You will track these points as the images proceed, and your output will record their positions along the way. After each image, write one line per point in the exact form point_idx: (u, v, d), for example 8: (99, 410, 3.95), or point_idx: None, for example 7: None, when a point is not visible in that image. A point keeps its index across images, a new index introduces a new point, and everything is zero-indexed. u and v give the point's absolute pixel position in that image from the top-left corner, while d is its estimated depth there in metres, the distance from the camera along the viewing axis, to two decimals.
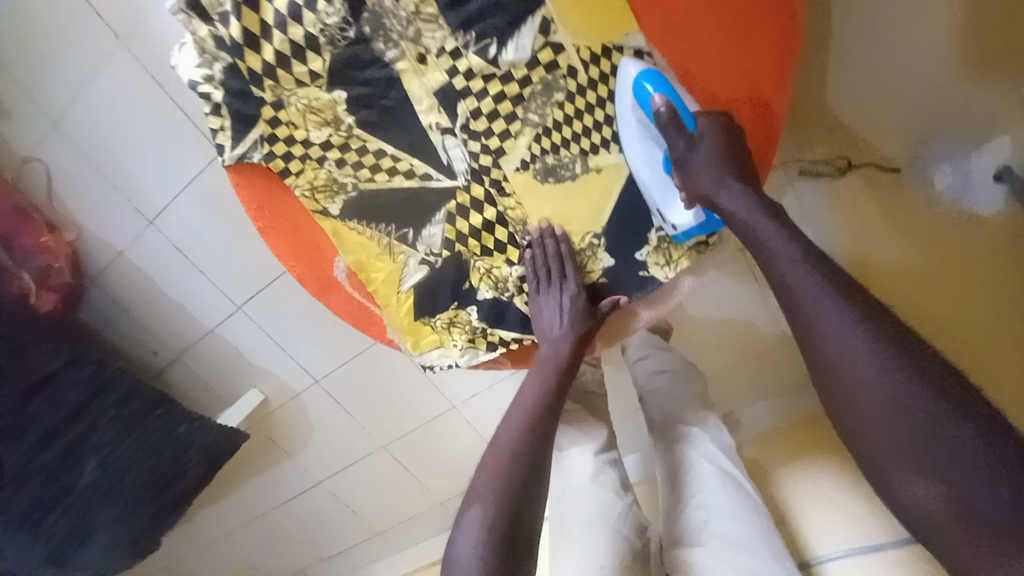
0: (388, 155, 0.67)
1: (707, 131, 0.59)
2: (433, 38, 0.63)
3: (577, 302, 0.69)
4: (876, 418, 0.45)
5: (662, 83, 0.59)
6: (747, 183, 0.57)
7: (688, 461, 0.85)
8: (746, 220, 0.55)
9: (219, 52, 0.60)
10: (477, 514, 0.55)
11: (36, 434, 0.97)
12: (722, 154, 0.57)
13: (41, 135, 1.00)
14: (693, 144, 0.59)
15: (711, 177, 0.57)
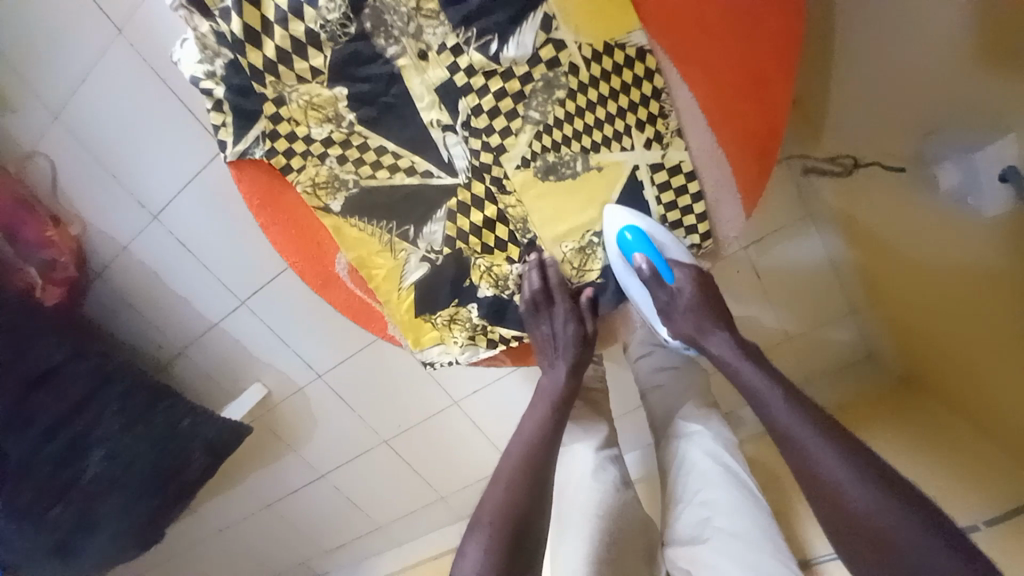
0: (389, 152, 0.67)
1: (688, 286, 0.70)
2: (434, 35, 0.62)
3: (568, 331, 0.73)
4: (820, 462, 0.57)
5: (643, 244, 0.67)
6: (728, 331, 0.69)
7: (683, 453, 0.86)
8: (730, 362, 0.67)
9: (220, 48, 0.61)
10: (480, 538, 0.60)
11: (43, 425, 0.99)
12: (701, 305, 0.70)
13: (44, 130, 1.02)
14: (673, 296, 0.71)
15: (691, 327, 0.71)
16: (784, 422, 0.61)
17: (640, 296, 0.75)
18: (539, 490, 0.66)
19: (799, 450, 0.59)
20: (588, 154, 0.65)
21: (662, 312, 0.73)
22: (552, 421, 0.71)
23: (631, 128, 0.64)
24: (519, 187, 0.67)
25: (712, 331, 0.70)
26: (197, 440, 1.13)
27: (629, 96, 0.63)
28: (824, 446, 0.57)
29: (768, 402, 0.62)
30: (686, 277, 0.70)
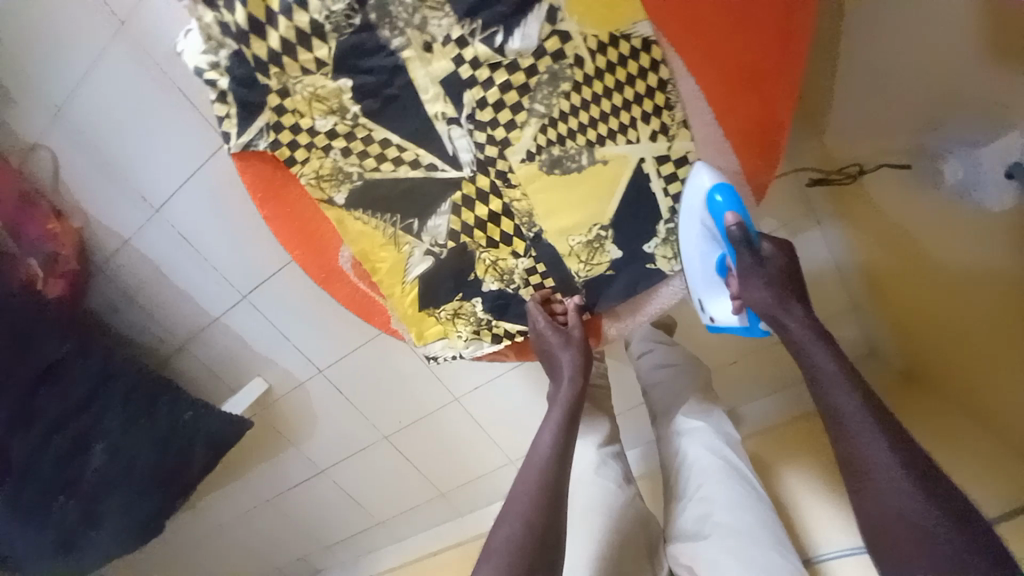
0: (393, 145, 0.66)
1: (775, 255, 0.66)
2: (439, 26, 0.61)
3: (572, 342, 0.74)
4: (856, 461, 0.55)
5: (735, 201, 0.63)
6: (806, 307, 0.64)
7: (684, 451, 0.86)
8: (801, 345, 0.62)
9: (225, 39, 0.61)
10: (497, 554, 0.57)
11: (47, 419, 0.99)
12: (783, 279, 0.64)
13: (47, 123, 1.02)
14: (761, 262, 0.65)
15: (770, 299, 0.64)
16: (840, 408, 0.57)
17: (710, 266, 0.70)
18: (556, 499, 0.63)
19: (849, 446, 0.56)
20: (593, 147, 0.65)
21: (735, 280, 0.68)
22: (568, 428, 0.70)
23: (636, 120, 0.64)
24: (524, 181, 0.67)
25: (795, 305, 0.63)
26: (202, 434, 1.13)
27: (634, 88, 0.63)
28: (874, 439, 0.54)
29: (833, 390, 0.58)
30: (773, 246, 0.66)
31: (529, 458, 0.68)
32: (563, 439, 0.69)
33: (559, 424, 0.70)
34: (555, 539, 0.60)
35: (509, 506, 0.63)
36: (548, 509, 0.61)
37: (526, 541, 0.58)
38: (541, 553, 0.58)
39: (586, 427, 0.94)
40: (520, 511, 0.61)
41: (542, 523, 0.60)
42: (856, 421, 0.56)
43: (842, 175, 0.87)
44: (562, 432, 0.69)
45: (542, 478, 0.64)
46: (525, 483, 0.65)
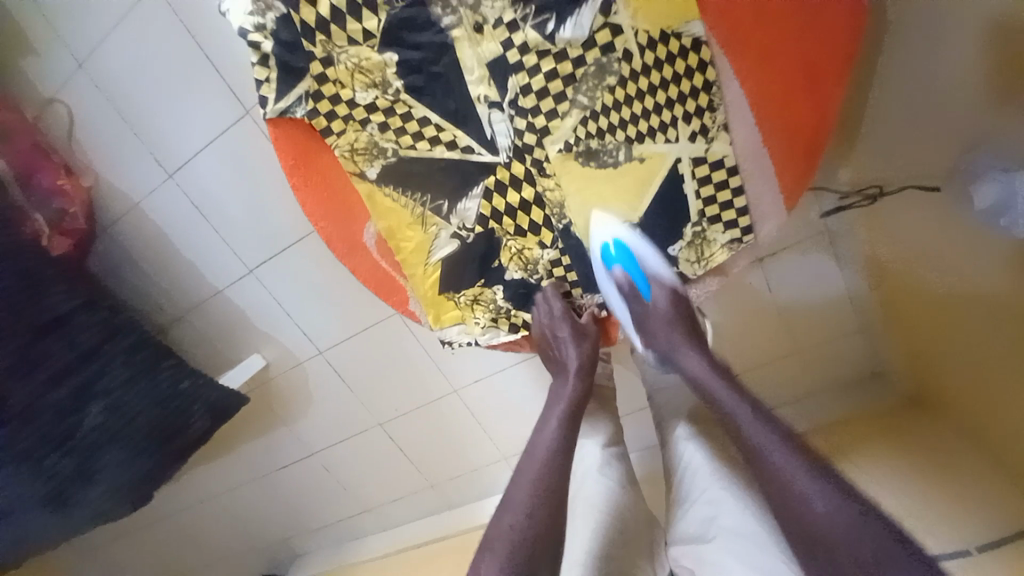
0: (432, 124, 0.66)
1: (665, 303, 0.73)
2: (492, 8, 0.61)
3: (585, 338, 0.75)
4: (788, 484, 0.56)
5: (623, 258, 0.71)
6: (701, 351, 0.71)
7: (682, 457, 0.87)
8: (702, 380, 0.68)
9: (274, 2, 0.61)
10: (497, 553, 0.56)
11: (48, 372, 0.97)
12: (674, 323, 0.73)
13: (68, 76, 1.01)
14: (648, 311, 0.74)
15: (665, 340, 0.73)
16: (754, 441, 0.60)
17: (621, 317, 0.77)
18: (557, 498, 0.62)
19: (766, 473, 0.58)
20: (632, 144, 0.65)
21: (638, 325, 0.75)
22: (570, 423, 0.70)
23: (677, 120, 0.64)
24: (559, 171, 0.67)
25: (688, 348, 0.72)
26: (199, 402, 1.12)
27: (679, 87, 0.63)
28: (796, 466, 0.57)
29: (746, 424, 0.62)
30: (663, 294, 0.72)
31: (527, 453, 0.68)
32: (565, 433, 0.68)
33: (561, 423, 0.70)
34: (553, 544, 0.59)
35: (505, 503, 0.62)
36: (548, 506, 0.60)
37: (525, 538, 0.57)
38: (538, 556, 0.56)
39: (591, 426, 0.95)
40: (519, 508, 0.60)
41: (540, 523, 0.59)
42: (781, 461, 0.58)
43: (864, 197, 0.89)
44: (565, 428, 0.69)
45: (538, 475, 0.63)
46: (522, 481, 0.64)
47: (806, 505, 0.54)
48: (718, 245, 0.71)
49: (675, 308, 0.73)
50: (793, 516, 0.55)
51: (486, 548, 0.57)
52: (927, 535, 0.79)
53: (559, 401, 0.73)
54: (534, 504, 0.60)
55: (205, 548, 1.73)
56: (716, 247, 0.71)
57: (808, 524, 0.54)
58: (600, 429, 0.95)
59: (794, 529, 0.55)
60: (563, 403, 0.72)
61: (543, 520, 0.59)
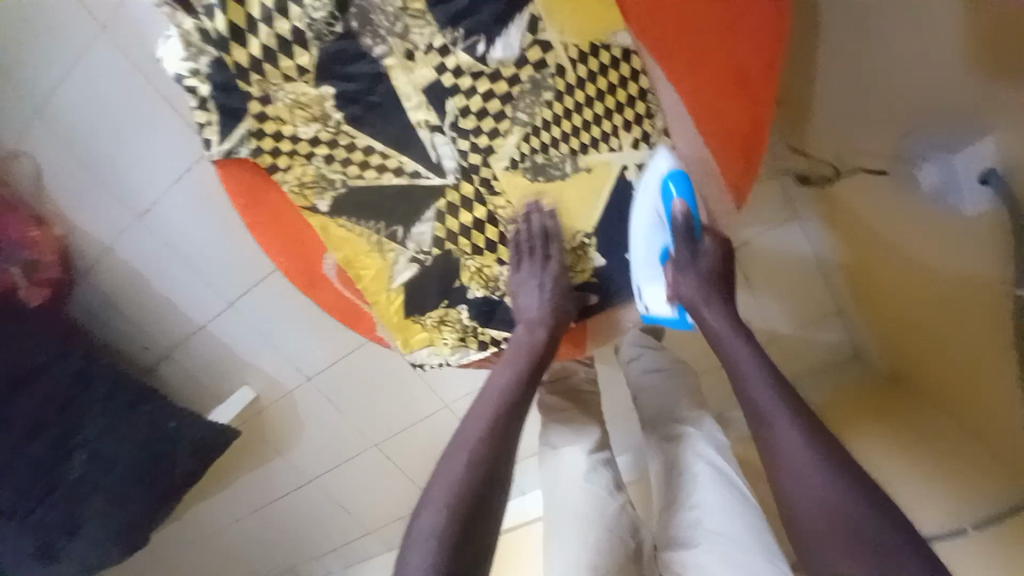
0: (377, 152, 0.66)
1: (710, 252, 0.69)
2: (421, 35, 0.62)
3: (558, 283, 0.69)
4: (803, 489, 0.54)
5: (684, 187, 0.66)
6: (729, 304, 0.68)
7: (684, 460, 0.85)
8: (723, 336, 0.66)
9: (206, 46, 0.59)
10: (432, 516, 0.53)
11: (25, 427, 0.96)
12: (715, 272, 0.68)
13: (24, 125, 0.99)
14: (695, 254, 0.68)
15: (697, 293, 0.67)
16: (766, 421, 0.59)
17: (650, 261, 0.69)
18: (500, 468, 0.58)
19: (777, 453, 0.57)
20: (577, 156, 0.66)
21: (674, 267, 0.69)
22: (527, 380, 0.66)
23: (618, 128, 0.65)
24: (507, 188, 0.68)
25: (717, 302, 0.67)
26: (185, 442, 1.13)
27: (615, 97, 0.64)
28: (810, 453, 0.55)
29: (769, 413, 0.59)
30: (712, 242, 0.69)
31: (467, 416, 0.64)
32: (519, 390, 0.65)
33: (511, 382, 0.66)
34: (489, 514, 0.56)
35: (442, 470, 0.58)
36: (479, 482, 0.56)
37: (455, 521, 0.53)
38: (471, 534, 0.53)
39: (576, 433, 0.95)
40: (447, 487, 0.56)
41: (472, 500, 0.55)
42: (797, 446, 0.56)
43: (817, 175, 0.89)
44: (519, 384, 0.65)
45: (476, 450, 0.58)
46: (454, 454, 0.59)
47: (818, 488, 0.53)
48: None
49: (720, 260, 0.69)
50: (793, 503, 0.55)
51: (423, 510, 0.55)
52: (919, 511, 0.82)
53: (514, 358, 0.69)
54: (465, 482, 0.56)
55: None
56: None
57: (819, 536, 0.52)
58: (587, 435, 0.95)
59: (796, 508, 0.54)
60: (517, 357, 0.68)
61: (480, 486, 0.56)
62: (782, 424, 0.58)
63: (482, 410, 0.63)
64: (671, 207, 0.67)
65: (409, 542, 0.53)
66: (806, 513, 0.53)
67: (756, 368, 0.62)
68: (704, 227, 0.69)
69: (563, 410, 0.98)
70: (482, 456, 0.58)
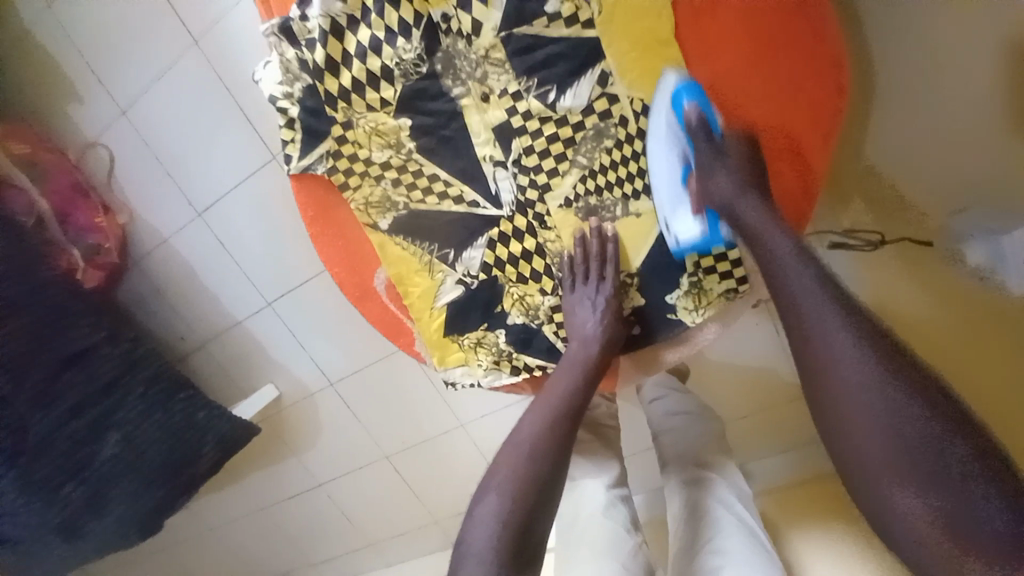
0: (441, 180, 0.72)
1: (737, 142, 0.64)
2: (498, 80, 0.68)
3: (611, 303, 0.71)
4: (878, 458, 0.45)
5: (697, 93, 0.64)
6: (764, 195, 0.61)
7: (710, 509, 0.87)
8: (759, 227, 0.58)
9: (301, 73, 0.67)
10: (492, 503, 0.59)
11: (64, 406, 1.01)
12: (744, 164, 0.62)
13: (109, 122, 1.10)
14: (719, 148, 0.63)
15: (731, 186, 0.61)
16: (835, 375, 0.48)
17: (672, 176, 0.67)
18: (553, 470, 0.62)
19: (847, 427, 0.47)
20: (628, 201, 0.71)
21: (700, 167, 0.64)
22: (586, 388, 0.69)
23: None
24: (559, 224, 0.73)
25: (753, 192, 0.61)
26: (211, 435, 1.15)
27: None
28: (892, 409, 0.44)
29: (829, 350, 0.49)
30: (736, 132, 0.64)
31: (517, 428, 0.66)
32: (579, 398, 0.68)
33: (570, 388, 0.69)
34: (542, 515, 0.60)
35: (502, 463, 0.63)
36: (529, 502, 0.59)
37: (504, 535, 0.56)
38: (527, 530, 0.58)
39: (596, 467, 0.96)
40: (494, 506, 0.59)
41: (522, 519, 0.58)
42: (879, 420, 0.45)
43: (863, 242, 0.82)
44: (579, 390, 0.68)
45: (534, 449, 0.63)
46: (504, 470, 0.62)
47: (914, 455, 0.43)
48: (715, 295, 0.72)
49: (748, 146, 0.63)
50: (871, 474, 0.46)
51: (484, 497, 0.60)
52: None
53: (572, 367, 0.71)
54: (513, 502, 0.58)
55: None
56: (713, 296, 0.72)
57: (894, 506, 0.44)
58: (608, 470, 0.95)
59: (891, 501, 0.44)
60: (572, 367, 0.70)
61: (535, 488, 0.60)
62: (865, 384, 0.46)
63: (537, 414, 0.66)
64: (682, 112, 0.64)
65: (467, 528, 0.59)
66: (895, 489, 0.44)
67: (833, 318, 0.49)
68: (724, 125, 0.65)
69: (585, 444, 0.98)
70: (535, 459, 0.62)
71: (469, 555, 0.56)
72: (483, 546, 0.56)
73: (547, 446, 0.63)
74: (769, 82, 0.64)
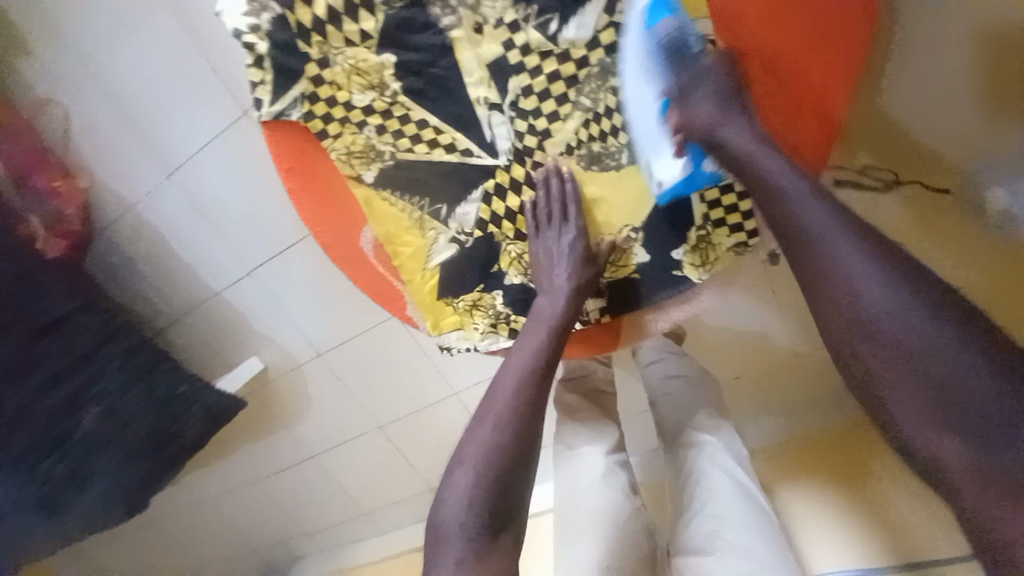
0: (431, 126, 0.65)
1: (715, 67, 0.57)
2: (492, 8, 0.61)
3: (576, 244, 0.67)
4: (895, 367, 0.43)
5: (670, 9, 0.57)
6: (752, 121, 0.56)
7: (700, 469, 0.85)
8: (758, 159, 0.54)
9: (269, 2, 0.59)
10: (464, 478, 0.55)
11: (44, 374, 0.95)
12: (726, 90, 0.57)
13: (55, 74, 0.98)
14: (698, 75, 0.57)
15: (712, 112, 0.56)
16: (849, 285, 0.46)
17: (649, 114, 0.61)
18: (529, 435, 0.58)
19: (860, 339, 0.45)
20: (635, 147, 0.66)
21: (677, 93, 0.58)
22: (556, 346, 0.64)
23: None
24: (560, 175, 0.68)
25: (743, 120, 0.56)
26: (197, 406, 1.11)
27: None
28: (908, 311, 0.43)
29: (837, 261, 0.47)
30: (715, 61, 0.57)
31: (496, 384, 0.62)
32: (550, 357, 0.63)
33: (540, 349, 0.63)
34: (519, 483, 0.57)
35: (471, 434, 0.58)
36: (503, 472, 0.56)
37: (487, 503, 0.54)
38: (501, 501, 0.55)
39: (593, 433, 0.94)
40: (467, 482, 0.55)
41: (495, 492, 0.55)
42: (894, 321, 0.44)
43: (877, 180, 0.74)
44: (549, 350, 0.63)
45: (502, 416, 0.58)
46: (484, 431, 0.58)
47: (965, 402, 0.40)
48: (724, 249, 0.68)
49: (728, 76, 0.57)
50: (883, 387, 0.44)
51: (456, 471, 0.57)
52: None
53: (539, 324, 0.66)
54: (484, 476, 0.55)
55: (205, 550, 1.72)
56: (720, 251, 0.69)
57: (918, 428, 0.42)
58: (606, 437, 0.93)
59: (915, 421, 0.42)
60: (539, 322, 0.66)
61: (508, 457, 0.56)
62: (911, 318, 0.43)
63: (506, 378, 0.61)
64: (655, 28, 0.57)
65: (441, 504, 0.56)
66: (930, 420, 0.41)
67: (874, 275, 0.45)
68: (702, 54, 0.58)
69: (582, 410, 0.96)
70: (505, 428, 0.58)
71: (446, 531, 0.54)
72: (464, 511, 0.54)
73: (529, 403, 0.59)
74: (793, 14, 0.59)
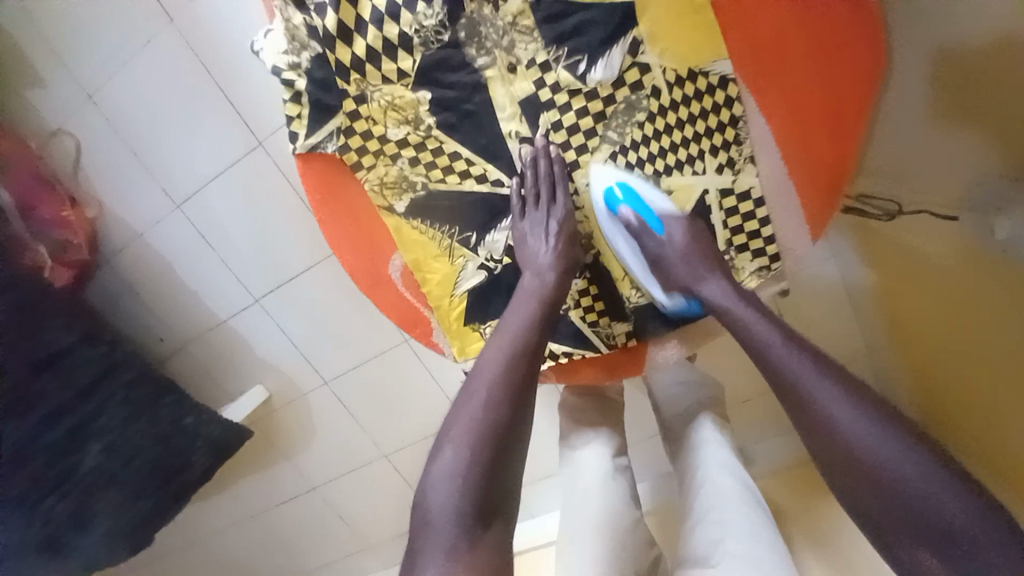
0: (463, 158, 0.68)
1: (679, 234, 0.69)
2: (525, 50, 0.64)
3: (563, 225, 0.68)
4: (855, 466, 0.53)
5: (629, 194, 0.68)
6: (720, 273, 0.68)
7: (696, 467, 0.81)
8: (716, 293, 0.67)
9: (310, 41, 0.62)
10: (450, 456, 0.56)
11: (44, 411, 0.92)
12: (693, 249, 0.68)
13: (75, 108, 1.00)
14: (662, 246, 0.69)
15: (685, 268, 0.68)
16: (801, 394, 0.57)
17: (639, 266, 0.73)
18: (518, 415, 0.59)
19: (819, 444, 0.56)
20: (660, 176, 0.69)
21: (652, 260, 0.71)
22: (541, 321, 0.65)
23: (705, 152, 0.68)
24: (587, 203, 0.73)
25: (707, 269, 0.68)
26: (202, 439, 1.08)
27: (707, 122, 0.66)
28: (857, 417, 0.54)
29: (789, 371, 0.59)
30: (679, 226, 0.69)
31: (480, 362, 0.62)
32: (537, 333, 0.64)
33: (526, 325, 0.64)
34: (508, 464, 0.58)
35: (456, 414, 0.59)
36: (493, 455, 0.56)
37: (475, 488, 0.55)
38: (492, 484, 0.55)
39: None
40: (454, 461, 0.56)
41: (483, 477, 0.55)
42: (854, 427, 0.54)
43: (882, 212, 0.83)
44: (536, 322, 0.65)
45: (489, 392, 0.59)
46: (474, 407, 0.58)
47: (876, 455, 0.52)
48: (747, 273, 0.73)
49: (690, 237, 0.69)
50: (848, 483, 0.55)
51: (443, 448, 0.57)
52: None
53: (527, 300, 0.67)
54: (472, 458, 0.55)
55: None
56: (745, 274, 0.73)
57: (876, 515, 0.53)
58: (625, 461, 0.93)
59: (876, 514, 0.53)
60: (527, 301, 0.66)
61: (494, 434, 0.57)
62: (859, 424, 0.54)
63: (492, 355, 0.62)
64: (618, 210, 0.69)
65: (427, 486, 0.56)
66: (885, 509, 0.52)
67: (816, 373, 0.58)
68: (664, 219, 0.69)
69: None
70: (492, 406, 0.58)
71: (434, 513, 0.54)
72: (445, 522, 0.53)
73: (502, 404, 0.58)
74: (804, 50, 0.63)
